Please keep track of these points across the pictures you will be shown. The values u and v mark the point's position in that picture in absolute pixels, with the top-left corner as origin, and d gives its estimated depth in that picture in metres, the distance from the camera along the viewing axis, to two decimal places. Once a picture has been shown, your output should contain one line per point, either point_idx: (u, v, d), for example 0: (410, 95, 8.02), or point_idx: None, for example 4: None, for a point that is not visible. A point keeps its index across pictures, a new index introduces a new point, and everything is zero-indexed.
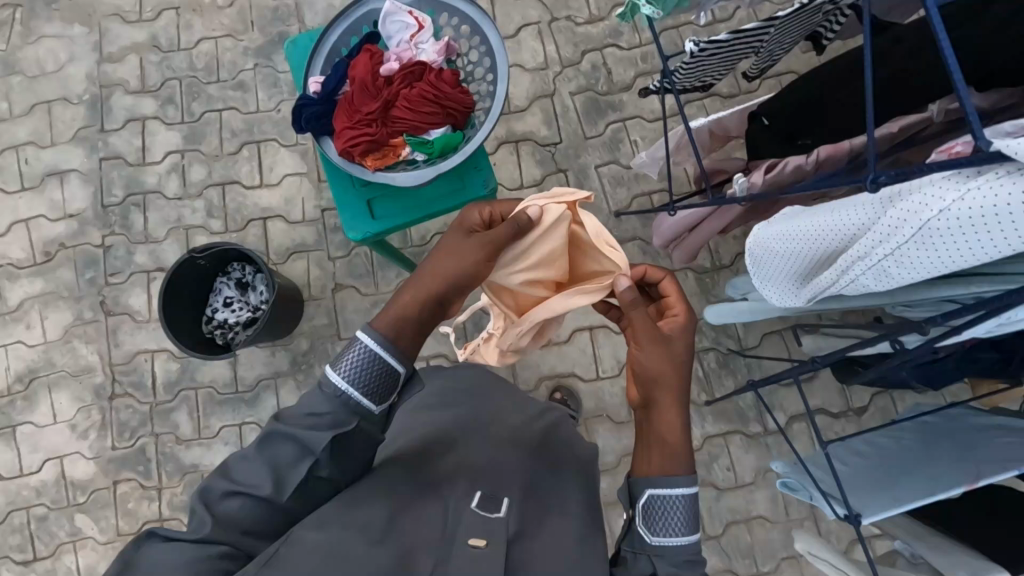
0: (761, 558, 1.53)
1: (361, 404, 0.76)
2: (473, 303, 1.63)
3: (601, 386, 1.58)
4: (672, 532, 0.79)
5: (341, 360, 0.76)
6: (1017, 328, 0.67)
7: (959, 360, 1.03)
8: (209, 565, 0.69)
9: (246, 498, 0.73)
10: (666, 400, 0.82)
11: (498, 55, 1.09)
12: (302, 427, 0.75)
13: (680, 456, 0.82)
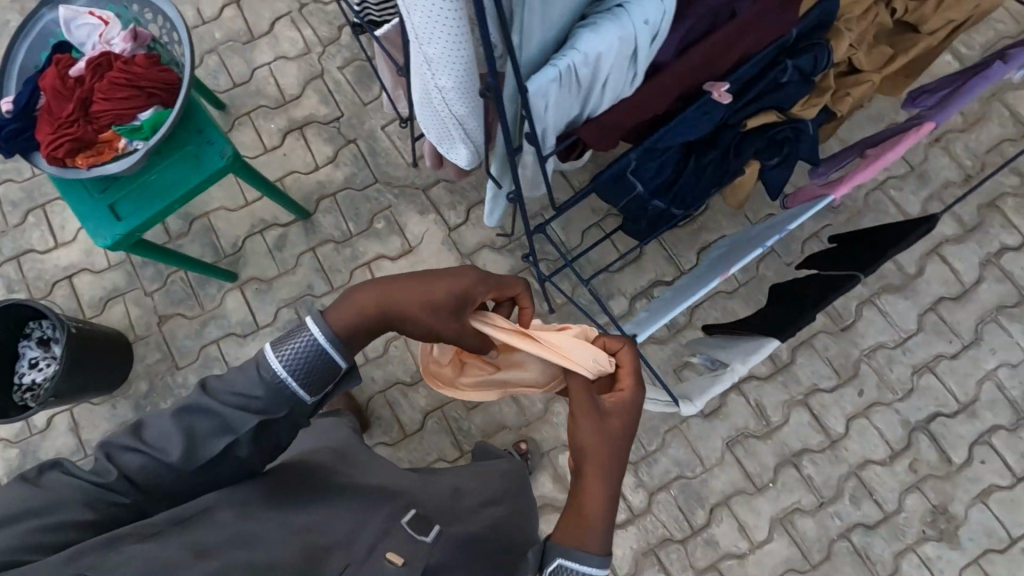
0: (646, 438, 1.55)
1: (295, 393, 0.76)
2: (302, 291, 1.61)
3: None
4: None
5: (284, 345, 0.76)
6: (600, 80, 0.71)
7: (691, 172, 1.07)
8: (100, 512, 0.67)
9: (145, 455, 0.70)
10: (600, 469, 0.78)
11: (177, 24, 1.10)
12: (225, 403, 0.74)
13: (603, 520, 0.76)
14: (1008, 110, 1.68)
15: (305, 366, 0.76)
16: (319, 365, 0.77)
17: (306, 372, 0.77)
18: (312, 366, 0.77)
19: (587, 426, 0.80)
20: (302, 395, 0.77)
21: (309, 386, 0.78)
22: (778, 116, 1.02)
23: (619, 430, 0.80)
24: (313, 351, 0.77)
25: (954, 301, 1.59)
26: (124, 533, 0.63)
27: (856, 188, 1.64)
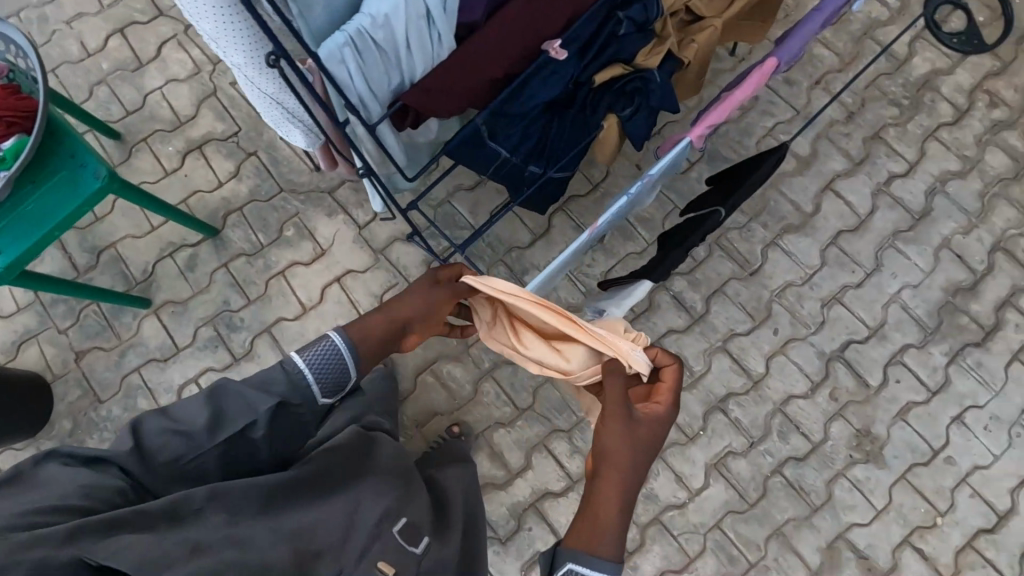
0: (576, 405, 1.58)
1: (311, 387, 1.00)
2: (219, 308, 1.61)
3: None
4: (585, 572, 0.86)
5: (312, 352, 1.02)
6: (394, 44, 0.82)
7: (558, 129, 1.11)
8: (96, 492, 0.77)
9: (177, 435, 0.88)
10: (616, 475, 0.92)
11: (25, 48, 1.11)
12: (247, 388, 0.96)
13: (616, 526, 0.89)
14: (879, 46, 1.75)
15: (328, 367, 1.02)
16: (337, 365, 1.02)
17: (326, 372, 1.01)
18: (332, 368, 1.02)
19: (615, 432, 0.94)
20: (320, 398, 1.01)
21: (326, 387, 1.02)
22: (624, 68, 1.06)
23: (643, 442, 0.94)
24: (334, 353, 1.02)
25: (853, 233, 1.66)
26: (124, 519, 0.73)
27: (747, 137, 1.70)
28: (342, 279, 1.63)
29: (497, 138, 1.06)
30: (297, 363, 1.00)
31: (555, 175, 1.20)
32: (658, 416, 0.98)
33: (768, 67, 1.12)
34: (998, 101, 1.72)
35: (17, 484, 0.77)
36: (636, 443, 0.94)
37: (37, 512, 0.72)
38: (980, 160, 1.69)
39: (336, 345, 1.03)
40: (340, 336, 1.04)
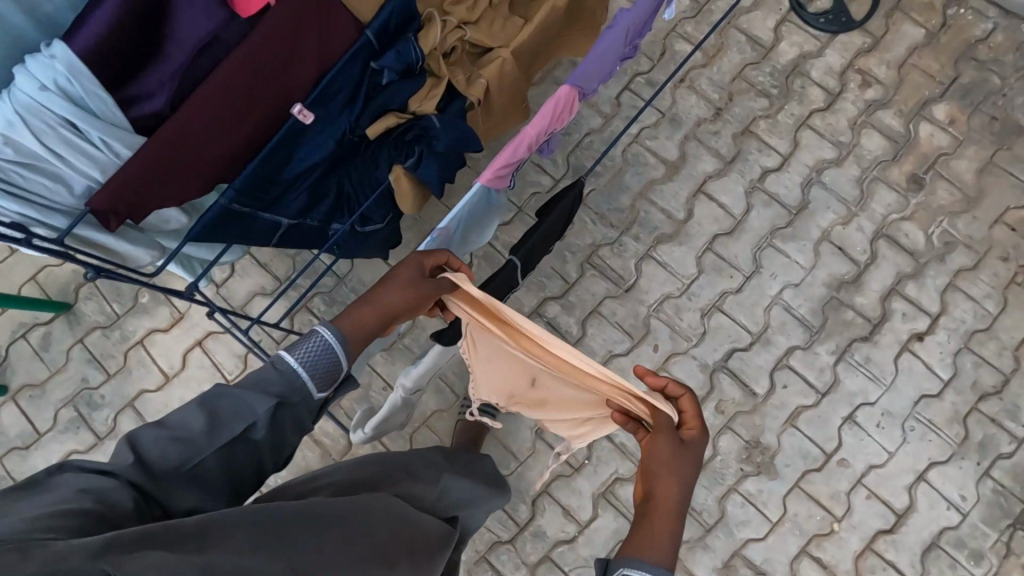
0: None
1: (307, 384, 0.83)
2: (78, 385, 1.55)
3: None
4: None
5: (294, 347, 0.85)
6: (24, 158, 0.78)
7: (351, 183, 1.06)
8: (97, 497, 0.66)
9: (171, 444, 0.74)
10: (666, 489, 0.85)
11: None
12: (247, 387, 0.80)
13: (664, 548, 0.81)
14: (744, 34, 1.67)
15: (316, 358, 0.85)
16: (328, 359, 0.86)
17: (316, 364, 0.85)
18: (326, 362, 0.85)
19: (659, 466, 0.86)
20: (315, 393, 0.84)
21: (321, 380, 0.85)
22: (399, 116, 0.99)
23: (679, 474, 0.86)
24: (322, 345, 0.85)
25: (728, 236, 1.58)
26: (143, 533, 0.58)
27: (612, 146, 1.62)
28: (204, 342, 1.56)
29: (271, 210, 0.99)
30: (281, 360, 0.83)
31: (367, 227, 1.13)
32: (694, 449, 0.89)
33: (561, 95, 1.05)
34: (870, 80, 1.65)
35: (28, 488, 0.65)
36: (673, 475, 0.86)
37: (48, 518, 0.60)
38: (855, 145, 1.62)
39: (326, 338, 0.86)
40: (321, 329, 0.87)
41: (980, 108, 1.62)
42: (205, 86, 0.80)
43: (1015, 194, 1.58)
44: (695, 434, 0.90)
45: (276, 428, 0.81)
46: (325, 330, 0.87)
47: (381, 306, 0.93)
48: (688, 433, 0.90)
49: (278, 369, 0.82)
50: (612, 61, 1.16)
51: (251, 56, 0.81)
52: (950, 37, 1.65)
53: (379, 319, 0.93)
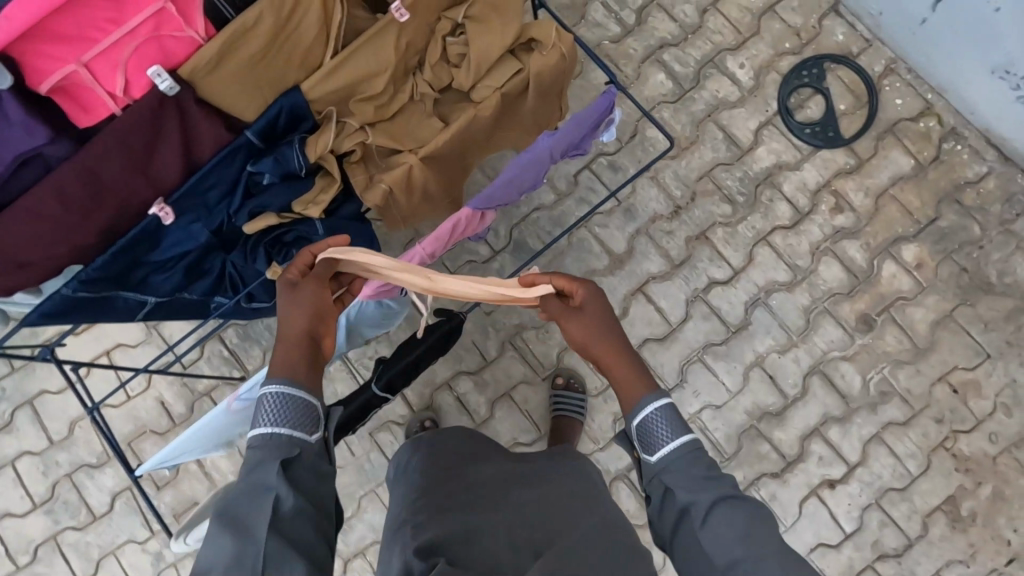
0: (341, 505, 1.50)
1: (295, 436, 0.76)
2: None
3: (133, 405, 1.53)
4: (666, 448, 0.82)
5: (259, 420, 0.77)
6: None
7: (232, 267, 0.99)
8: None
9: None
10: (615, 361, 0.89)
11: None
12: (244, 481, 0.73)
13: (646, 389, 0.87)
14: (722, 131, 1.57)
15: (282, 412, 0.77)
16: (298, 406, 0.78)
17: (294, 415, 0.77)
18: (295, 407, 0.78)
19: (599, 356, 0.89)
20: (307, 435, 0.78)
21: (305, 422, 0.78)
22: (280, 217, 0.94)
23: (610, 333, 0.90)
24: (279, 395, 0.78)
25: (659, 342, 1.52)
26: None
27: (558, 227, 1.54)
28: (111, 352, 1.54)
29: (134, 289, 0.94)
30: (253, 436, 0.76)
31: (253, 306, 1.03)
32: (593, 301, 0.89)
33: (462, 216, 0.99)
34: (844, 204, 1.55)
35: None
36: (605, 342, 0.89)
37: None
38: (812, 272, 1.53)
39: (279, 390, 0.78)
40: (266, 388, 0.79)
41: (953, 257, 1.53)
42: (19, 199, 0.77)
43: (966, 354, 1.50)
44: (580, 284, 0.89)
45: (304, 487, 0.74)
46: (270, 387, 0.78)
47: (289, 332, 0.82)
48: (581, 299, 0.89)
49: (252, 451, 0.75)
50: (539, 174, 1.06)
51: (81, 163, 0.77)
52: (939, 174, 1.54)
53: (305, 348, 0.82)
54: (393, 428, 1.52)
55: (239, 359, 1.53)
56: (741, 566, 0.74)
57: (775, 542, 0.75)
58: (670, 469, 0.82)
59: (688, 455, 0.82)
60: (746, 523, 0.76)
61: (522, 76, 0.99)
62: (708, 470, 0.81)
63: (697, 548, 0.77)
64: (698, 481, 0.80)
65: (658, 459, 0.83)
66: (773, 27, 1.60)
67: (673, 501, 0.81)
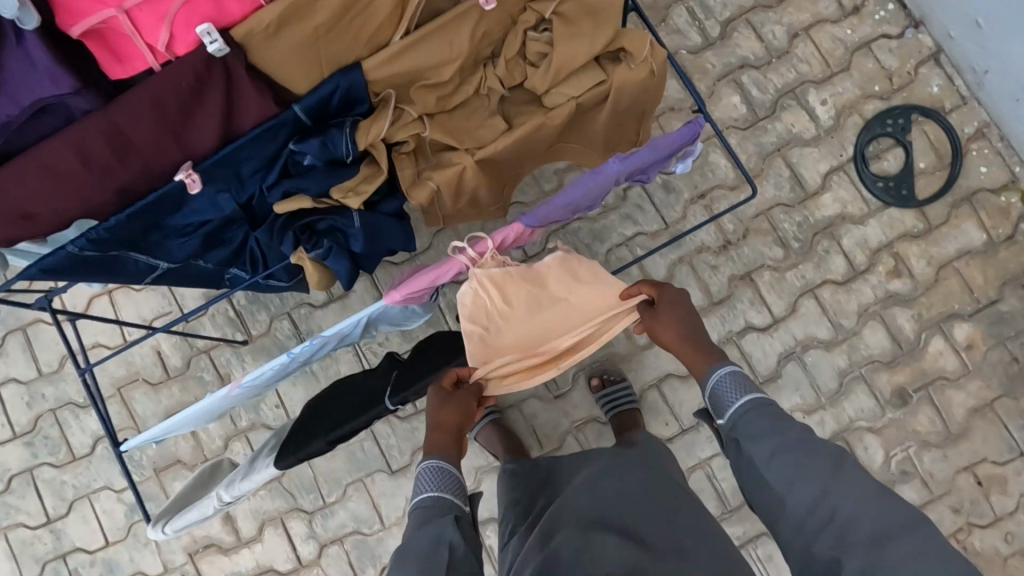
0: (325, 488, 1.45)
1: (452, 500, 0.85)
2: None
3: (128, 350, 1.47)
4: (734, 408, 0.88)
5: (422, 492, 0.85)
6: None
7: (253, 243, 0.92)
8: None
9: None
10: (691, 336, 0.94)
11: None
12: (416, 534, 0.80)
13: (712, 357, 0.93)
14: (789, 169, 1.47)
15: (438, 481, 0.86)
16: (451, 477, 0.88)
17: (448, 479, 0.87)
18: (450, 477, 0.87)
19: (662, 332, 0.93)
20: (461, 503, 0.86)
21: (458, 492, 0.87)
22: (316, 203, 0.85)
23: (691, 318, 0.94)
24: (437, 467, 0.87)
25: (681, 380, 1.45)
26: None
27: (599, 242, 1.45)
28: (114, 293, 1.46)
29: (146, 252, 0.86)
30: (416, 501, 0.86)
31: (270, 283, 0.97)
32: (672, 296, 0.93)
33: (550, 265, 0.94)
34: (902, 269, 1.45)
35: None
36: (686, 322, 0.93)
37: None
38: (854, 334, 1.45)
39: (437, 463, 0.87)
40: (423, 462, 0.88)
41: (1005, 343, 1.44)
42: (37, 149, 0.70)
43: (998, 447, 1.43)
44: (657, 285, 0.93)
45: (470, 540, 0.81)
46: (424, 461, 0.88)
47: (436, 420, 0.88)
48: (660, 297, 0.92)
49: (418, 512, 0.84)
50: (598, 198, 0.98)
51: (112, 119, 0.70)
52: (1010, 255, 1.44)
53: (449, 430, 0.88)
54: (392, 421, 1.46)
55: (244, 322, 1.46)
56: (816, 501, 0.76)
57: (855, 477, 0.76)
58: (739, 424, 0.86)
59: (756, 411, 0.86)
60: (812, 460, 0.79)
61: (602, 89, 0.90)
62: (778, 418, 0.84)
63: (772, 488, 0.81)
64: (763, 429, 0.83)
65: (726, 419, 0.88)
66: (865, 66, 1.48)
67: (744, 455, 0.85)
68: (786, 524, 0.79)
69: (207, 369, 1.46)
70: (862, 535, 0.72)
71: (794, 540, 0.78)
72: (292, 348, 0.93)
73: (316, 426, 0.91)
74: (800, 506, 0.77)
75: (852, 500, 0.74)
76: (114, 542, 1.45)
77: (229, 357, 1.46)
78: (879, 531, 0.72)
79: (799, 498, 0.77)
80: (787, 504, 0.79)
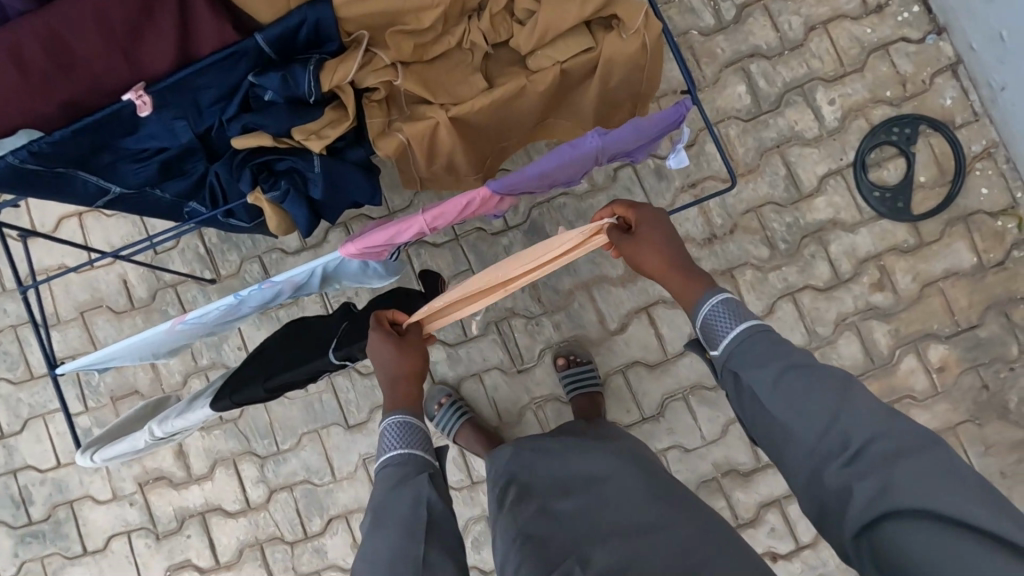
0: (280, 436, 1.46)
1: (422, 455, 0.85)
2: None
3: (95, 276, 1.45)
4: (729, 336, 0.84)
5: (390, 448, 0.85)
6: None
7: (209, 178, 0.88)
8: None
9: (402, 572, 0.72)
10: (683, 269, 0.92)
11: None
12: (390, 491, 0.80)
13: (700, 284, 0.91)
14: (786, 168, 1.42)
15: (405, 437, 0.86)
16: (418, 431, 0.87)
17: (416, 436, 0.86)
18: (415, 432, 0.87)
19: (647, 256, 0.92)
20: (428, 457, 0.86)
21: (426, 445, 0.86)
22: (276, 143, 0.82)
23: (670, 239, 0.93)
24: (404, 423, 0.86)
25: (647, 369, 1.44)
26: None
27: (582, 219, 1.42)
28: (84, 216, 1.43)
29: (96, 173, 0.83)
30: (388, 459, 0.84)
31: (230, 222, 0.95)
32: (647, 217, 0.93)
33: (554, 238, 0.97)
34: (886, 283, 1.42)
35: None
36: (666, 243, 0.92)
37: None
38: (828, 343, 1.43)
39: (404, 420, 0.87)
40: (390, 419, 0.87)
41: (978, 369, 1.42)
42: None
43: None
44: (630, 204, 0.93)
45: (444, 495, 0.82)
46: (392, 418, 0.87)
47: (389, 375, 0.88)
48: (636, 218, 0.93)
49: (391, 470, 0.83)
50: (577, 171, 0.94)
51: (47, 22, 0.68)
52: (997, 281, 1.41)
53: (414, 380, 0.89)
54: (353, 376, 1.45)
55: (213, 260, 1.43)
56: (821, 427, 0.72)
57: (861, 398, 0.72)
58: (734, 355, 0.83)
59: (750, 336, 0.82)
60: (818, 387, 0.74)
61: (591, 57, 0.85)
62: (779, 345, 0.80)
63: (777, 422, 0.77)
64: (764, 356, 0.80)
65: (722, 349, 0.84)
66: (879, 69, 1.42)
67: (743, 389, 0.82)
68: (794, 458, 0.75)
69: (172, 304, 1.44)
70: (871, 458, 0.68)
71: (804, 474, 0.74)
72: (240, 290, 0.90)
73: (265, 366, 0.91)
74: (806, 435, 0.73)
75: (860, 423, 0.70)
76: (65, 464, 1.46)
77: (195, 293, 1.44)
78: (891, 450, 0.67)
79: (804, 429, 0.74)
80: (794, 435, 0.75)
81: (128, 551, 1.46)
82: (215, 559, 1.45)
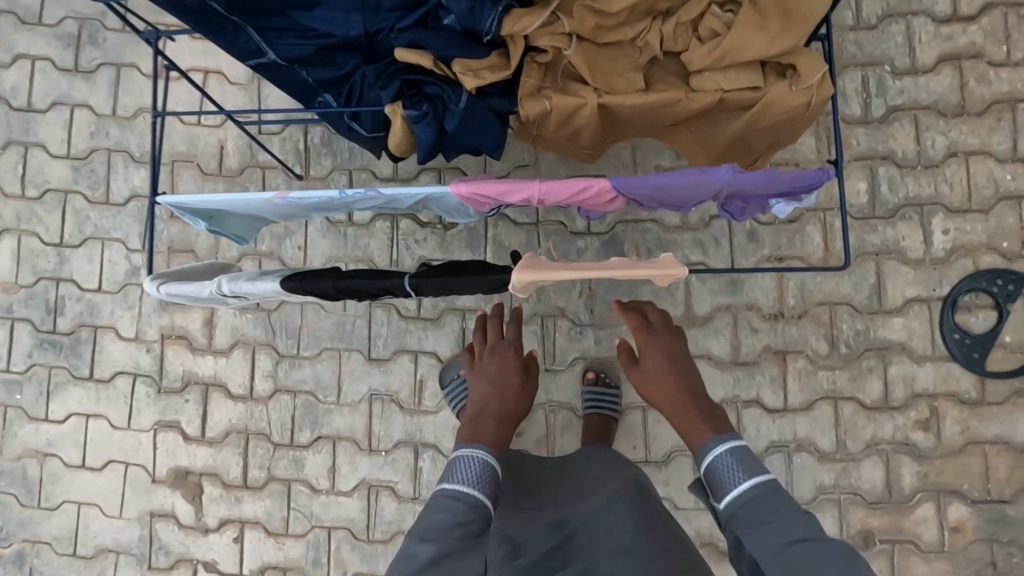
0: (304, 341, 1.48)
1: (483, 499, 0.90)
2: (96, 14, 1.53)
3: (197, 133, 1.51)
4: (735, 491, 0.86)
5: (457, 476, 0.92)
6: None
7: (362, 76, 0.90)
8: None
9: None
10: (685, 413, 0.96)
11: None
12: (452, 533, 0.85)
13: (711, 429, 0.93)
14: (876, 278, 1.40)
15: (475, 476, 0.91)
16: (487, 471, 0.93)
17: (490, 480, 0.93)
18: (483, 477, 0.92)
19: (651, 391, 0.99)
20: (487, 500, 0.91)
21: (488, 485, 0.92)
22: (434, 66, 0.84)
23: (683, 375, 0.98)
24: (478, 463, 0.92)
25: None
26: None
27: (660, 250, 1.42)
28: (208, 75, 1.49)
29: (262, 35, 0.87)
30: (459, 492, 0.90)
31: (353, 124, 0.98)
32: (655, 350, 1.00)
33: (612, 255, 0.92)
34: (933, 425, 1.38)
35: None
36: (678, 381, 0.98)
37: None
38: (853, 461, 1.39)
39: (480, 457, 0.94)
40: (471, 449, 0.94)
41: (992, 543, 1.36)
42: None
43: None
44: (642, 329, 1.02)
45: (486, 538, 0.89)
46: (469, 452, 0.94)
47: (501, 412, 1.02)
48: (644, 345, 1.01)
49: (458, 504, 0.88)
50: (691, 198, 0.93)
51: None
52: None
53: (511, 422, 1.03)
54: (392, 314, 1.47)
55: (307, 159, 1.47)
56: None
57: None
58: (738, 511, 0.85)
59: (758, 496, 0.84)
60: (828, 558, 0.75)
61: (753, 96, 0.85)
62: (785, 506, 0.82)
63: None
64: (772, 515, 0.82)
65: (726, 503, 0.86)
66: (1005, 217, 1.38)
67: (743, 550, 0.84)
68: None
69: (255, 184, 1.49)
70: None
71: None
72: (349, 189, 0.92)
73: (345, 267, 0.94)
74: None
75: None
76: (105, 291, 1.51)
77: (280, 183, 1.48)
78: None
79: None
80: None
81: (128, 391, 1.51)
82: (202, 430, 1.49)
